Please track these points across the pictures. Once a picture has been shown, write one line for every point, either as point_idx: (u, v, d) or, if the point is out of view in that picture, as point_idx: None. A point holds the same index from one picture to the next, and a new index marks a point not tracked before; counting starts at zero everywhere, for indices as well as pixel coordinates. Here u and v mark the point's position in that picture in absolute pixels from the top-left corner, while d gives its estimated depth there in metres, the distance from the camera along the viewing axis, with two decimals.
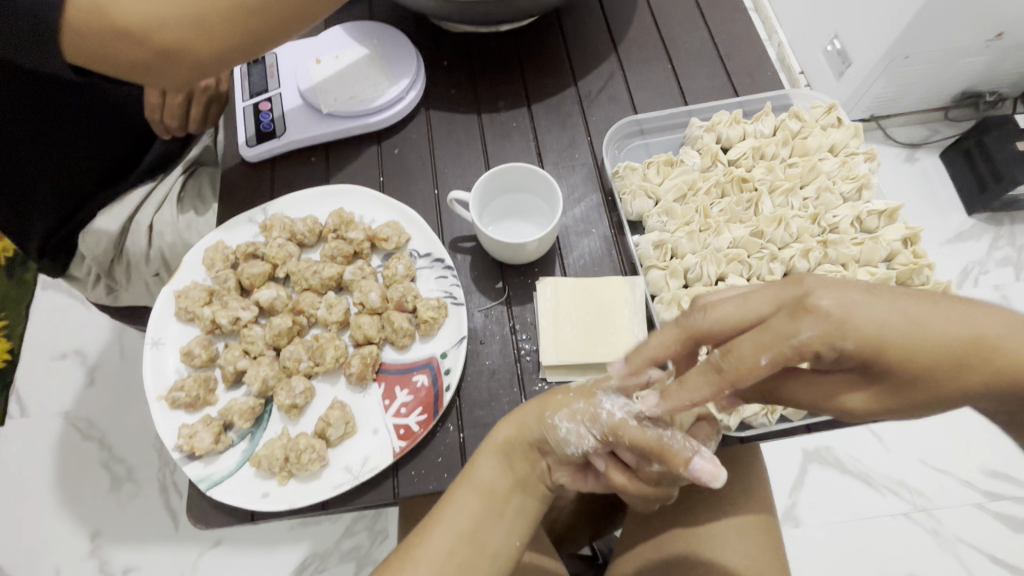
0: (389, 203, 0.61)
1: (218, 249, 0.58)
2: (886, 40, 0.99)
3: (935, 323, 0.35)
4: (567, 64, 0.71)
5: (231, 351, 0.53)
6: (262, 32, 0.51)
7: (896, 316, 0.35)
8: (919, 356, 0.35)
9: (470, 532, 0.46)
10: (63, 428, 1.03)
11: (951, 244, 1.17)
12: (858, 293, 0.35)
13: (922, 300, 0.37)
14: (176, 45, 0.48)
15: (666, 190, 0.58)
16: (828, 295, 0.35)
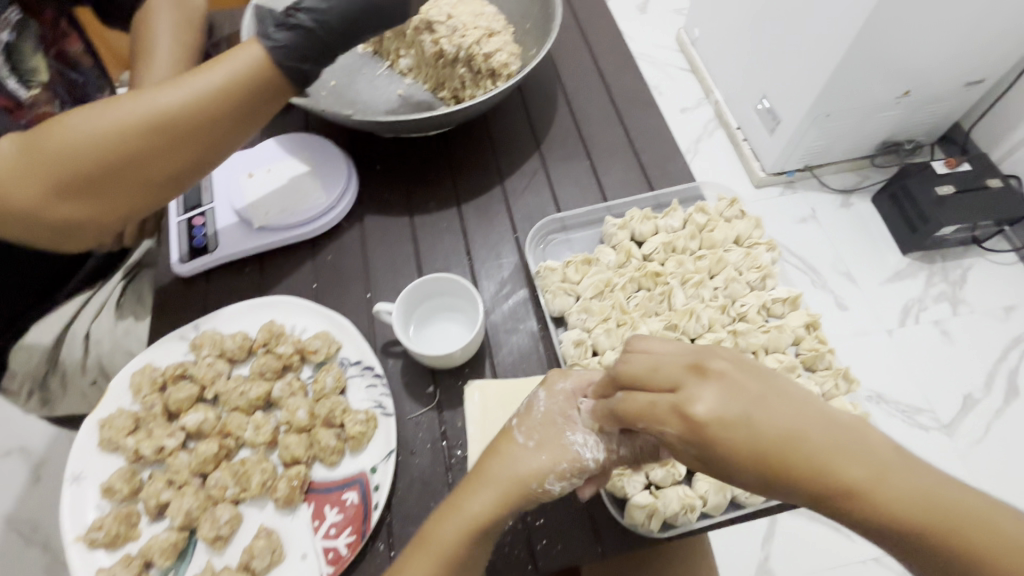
0: (319, 312, 0.62)
1: (145, 372, 0.58)
2: (807, 97, 0.93)
3: (808, 439, 0.33)
4: (493, 163, 0.75)
5: (154, 483, 0.52)
6: (139, 186, 0.56)
7: (772, 428, 0.33)
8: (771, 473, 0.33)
9: None
10: (6, 532, 0.99)
11: (894, 282, 1.05)
12: (734, 403, 0.33)
13: (799, 420, 0.33)
14: (88, 210, 0.56)
15: (584, 287, 0.62)
16: (707, 401, 0.33)
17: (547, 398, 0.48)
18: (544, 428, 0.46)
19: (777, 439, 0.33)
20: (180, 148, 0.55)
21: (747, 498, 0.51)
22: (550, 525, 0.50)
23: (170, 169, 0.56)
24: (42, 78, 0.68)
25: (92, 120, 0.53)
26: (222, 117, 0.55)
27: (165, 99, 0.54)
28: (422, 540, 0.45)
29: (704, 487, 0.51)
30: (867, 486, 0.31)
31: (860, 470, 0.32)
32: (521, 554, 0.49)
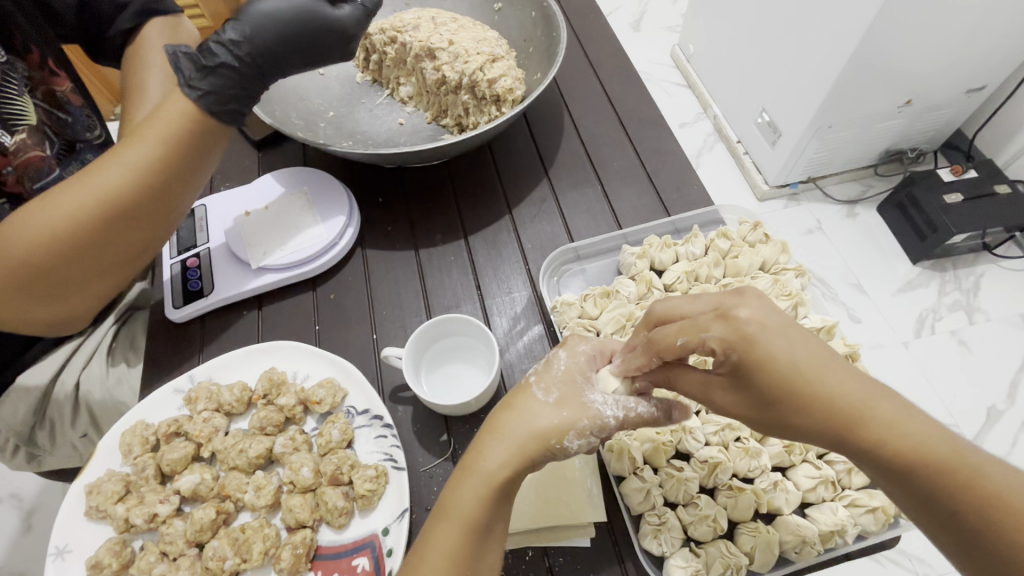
0: (324, 357, 0.58)
1: (137, 431, 0.54)
2: (809, 108, 0.88)
3: (818, 375, 0.35)
4: (501, 193, 0.72)
5: (147, 555, 0.48)
6: (117, 264, 0.54)
7: (804, 359, 0.35)
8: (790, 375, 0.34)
9: (463, 560, 0.38)
10: None
11: (905, 293, 0.98)
12: (777, 323, 0.36)
13: (814, 351, 0.35)
14: (65, 304, 0.54)
15: (605, 322, 0.57)
16: (747, 309, 0.36)
17: (567, 354, 0.44)
18: (568, 389, 0.42)
19: (801, 367, 0.35)
20: (138, 225, 0.53)
21: (797, 554, 0.46)
22: None
23: (135, 246, 0.54)
24: (29, 120, 0.66)
25: (33, 222, 0.48)
26: (168, 184, 0.53)
27: (105, 180, 0.50)
28: (444, 508, 0.39)
29: (749, 544, 0.46)
30: (853, 411, 0.34)
31: (854, 394, 0.34)
32: None
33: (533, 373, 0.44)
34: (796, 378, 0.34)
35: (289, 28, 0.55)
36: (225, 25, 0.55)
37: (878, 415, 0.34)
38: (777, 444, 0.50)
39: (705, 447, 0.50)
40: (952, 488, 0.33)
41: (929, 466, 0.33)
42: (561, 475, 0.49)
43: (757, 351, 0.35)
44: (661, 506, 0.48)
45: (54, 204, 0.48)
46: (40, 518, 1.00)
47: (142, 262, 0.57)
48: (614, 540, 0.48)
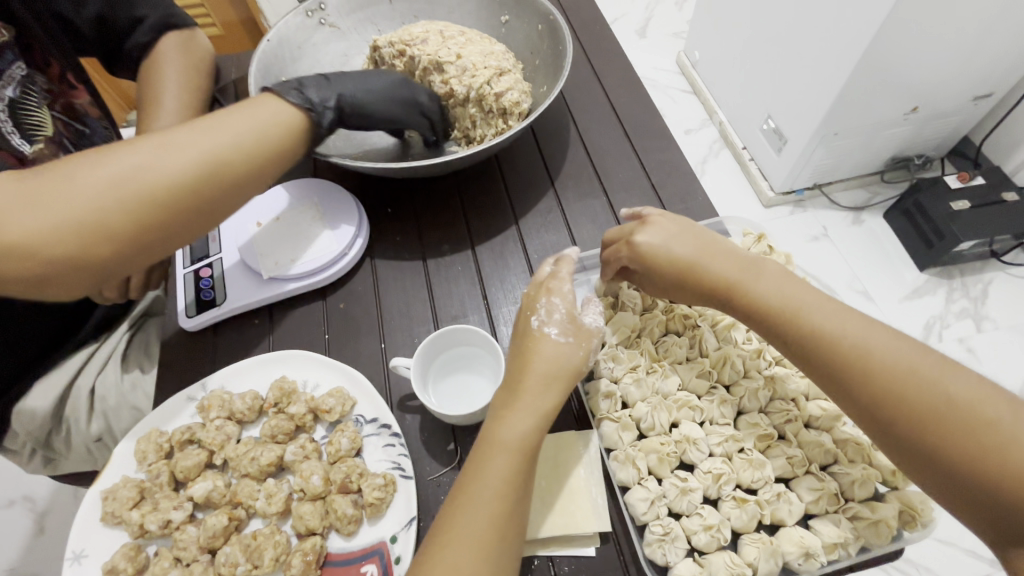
0: (334, 366, 0.59)
1: (151, 438, 0.55)
2: (815, 116, 0.88)
3: (702, 265, 0.52)
4: (507, 203, 0.73)
5: (160, 561, 0.49)
6: (175, 221, 0.51)
7: (688, 258, 0.52)
8: (682, 265, 0.52)
9: (514, 481, 0.44)
10: None
11: (911, 300, 0.98)
12: (671, 237, 0.54)
13: (706, 253, 0.52)
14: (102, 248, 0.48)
15: (610, 333, 0.58)
16: (648, 234, 0.54)
17: (563, 300, 0.52)
18: (575, 327, 0.51)
19: (690, 264, 0.52)
20: (203, 188, 0.51)
21: (800, 565, 0.46)
22: None
23: (183, 204, 0.51)
24: (46, 131, 0.67)
25: (107, 160, 0.48)
26: (249, 162, 0.54)
27: (188, 138, 0.52)
28: (493, 438, 0.47)
29: (752, 554, 0.46)
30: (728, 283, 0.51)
31: (734, 276, 0.51)
32: None
33: (540, 323, 0.51)
34: (683, 271, 0.52)
35: (385, 88, 0.66)
36: (314, 83, 0.62)
37: (755, 290, 0.49)
38: (779, 455, 0.51)
39: (707, 457, 0.51)
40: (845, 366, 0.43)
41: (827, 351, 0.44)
42: (565, 484, 0.50)
43: (740, 290, 0.50)
44: (665, 516, 0.49)
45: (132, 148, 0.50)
46: (53, 521, 1.02)
47: (194, 234, 0.54)
48: (619, 550, 0.49)
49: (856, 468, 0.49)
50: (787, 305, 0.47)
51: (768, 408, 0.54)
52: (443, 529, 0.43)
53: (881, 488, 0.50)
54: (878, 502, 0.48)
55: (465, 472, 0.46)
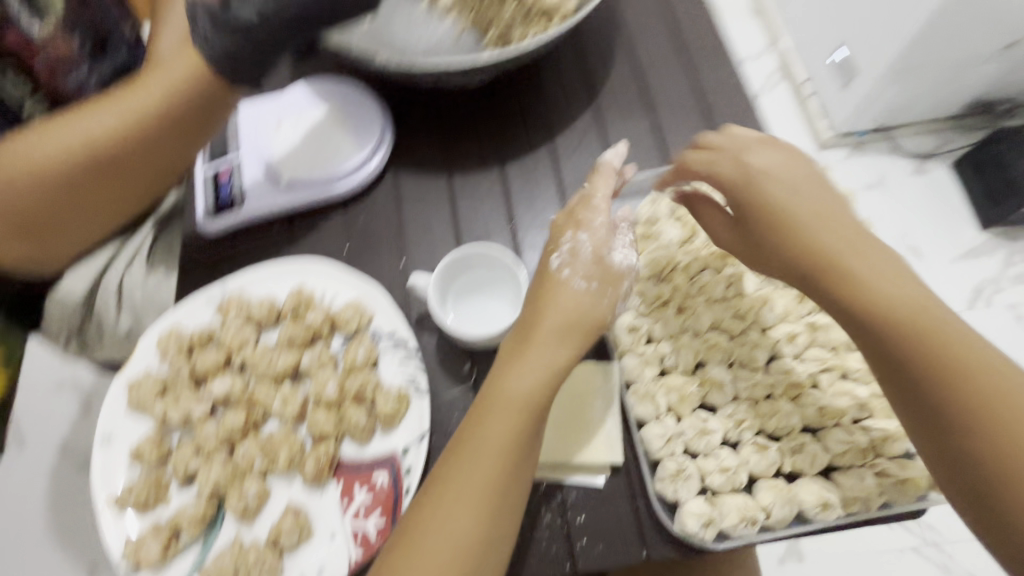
0: (353, 279, 0.58)
1: (172, 335, 0.55)
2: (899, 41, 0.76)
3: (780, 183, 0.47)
4: (542, 118, 0.67)
5: (183, 450, 0.51)
6: (95, 190, 0.56)
7: (762, 172, 0.48)
8: (754, 170, 0.48)
9: (513, 443, 0.44)
10: None
11: (963, 261, 0.90)
12: (754, 149, 0.49)
13: (786, 174, 0.48)
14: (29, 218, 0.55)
15: (642, 266, 0.54)
16: (754, 150, 0.49)
17: (590, 236, 0.50)
18: (601, 269, 0.49)
19: (754, 181, 0.47)
20: (65, 196, 0.55)
21: (815, 515, 0.45)
22: (591, 523, 0.48)
23: (88, 184, 0.55)
24: (56, 9, 0.60)
25: (27, 145, 0.54)
26: (132, 146, 0.55)
27: (65, 141, 0.54)
28: (497, 390, 0.46)
29: (768, 499, 0.45)
30: (802, 211, 0.45)
31: (805, 210, 0.46)
32: (559, 550, 0.48)
33: (561, 266, 0.49)
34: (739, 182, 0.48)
35: None
36: None
37: (830, 233, 0.44)
38: (810, 404, 0.48)
39: (729, 402, 0.49)
40: (918, 352, 0.40)
41: (904, 324, 0.41)
42: (580, 413, 0.49)
43: (804, 224, 0.45)
44: (680, 454, 0.48)
45: (26, 156, 0.54)
46: None
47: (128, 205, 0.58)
48: (629, 483, 0.48)
49: (892, 424, 0.47)
50: (840, 251, 0.44)
51: (803, 356, 0.51)
52: (439, 481, 0.44)
53: None
54: (909, 460, 0.46)
55: (459, 430, 0.46)
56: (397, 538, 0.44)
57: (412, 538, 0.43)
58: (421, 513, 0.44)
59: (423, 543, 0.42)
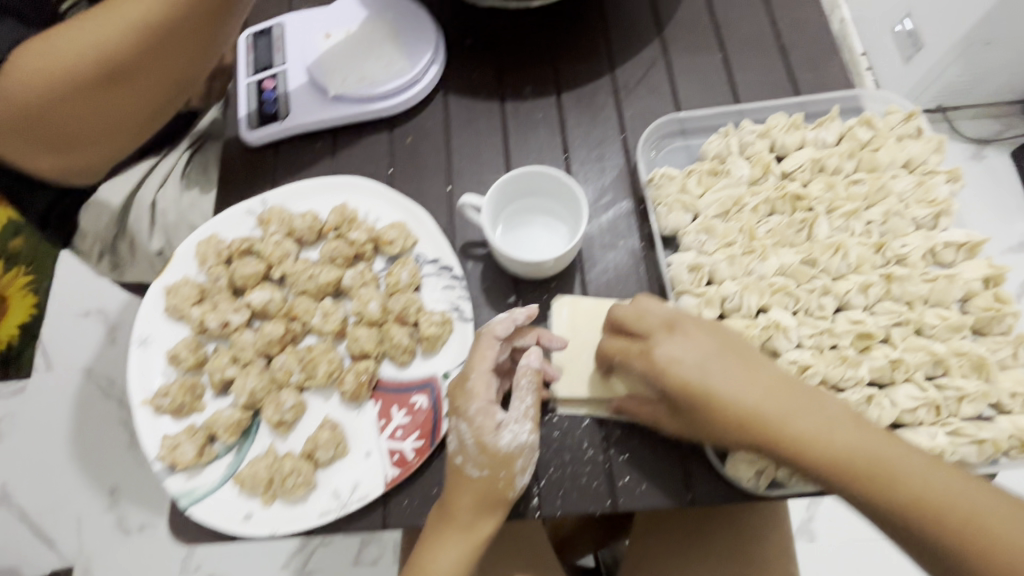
0: (398, 201, 0.55)
1: (211, 243, 0.54)
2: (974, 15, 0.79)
3: (733, 387, 0.37)
4: (604, 48, 0.63)
5: (220, 357, 0.49)
6: (125, 94, 0.49)
7: (720, 389, 0.37)
8: (712, 393, 0.37)
9: (489, 500, 0.42)
10: (84, 382, 1.15)
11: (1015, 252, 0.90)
12: (704, 354, 0.38)
13: (740, 364, 0.38)
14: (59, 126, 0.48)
15: (707, 204, 0.51)
16: (668, 345, 0.39)
17: (469, 425, 0.42)
18: (492, 457, 0.41)
19: (727, 406, 0.37)
20: (78, 113, 0.48)
21: None
22: (635, 463, 0.46)
23: (116, 88, 0.48)
24: None
25: (38, 46, 0.45)
26: (160, 43, 0.48)
27: (65, 52, 0.45)
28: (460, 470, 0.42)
29: None
30: (772, 416, 0.37)
31: (756, 402, 0.37)
32: (600, 486, 0.46)
33: (455, 451, 0.42)
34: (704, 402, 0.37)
35: None
36: None
37: (798, 427, 0.36)
38: (880, 357, 0.45)
39: (795, 348, 0.46)
40: (871, 483, 0.35)
41: (851, 462, 0.36)
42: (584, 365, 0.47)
43: (770, 428, 0.36)
44: None
45: (33, 61, 0.45)
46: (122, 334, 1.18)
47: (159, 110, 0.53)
48: None
49: (969, 383, 0.44)
50: (724, 382, 0.38)
51: (874, 309, 0.47)
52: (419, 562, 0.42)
53: (989, 411, 0.44)
54: (983, 422, 0.43)
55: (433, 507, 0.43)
56: (439, 505, 0.43)
57: (449, 507, 0.42)
58: (457, 483, 0.42)
59: (460, 510, 0.41)
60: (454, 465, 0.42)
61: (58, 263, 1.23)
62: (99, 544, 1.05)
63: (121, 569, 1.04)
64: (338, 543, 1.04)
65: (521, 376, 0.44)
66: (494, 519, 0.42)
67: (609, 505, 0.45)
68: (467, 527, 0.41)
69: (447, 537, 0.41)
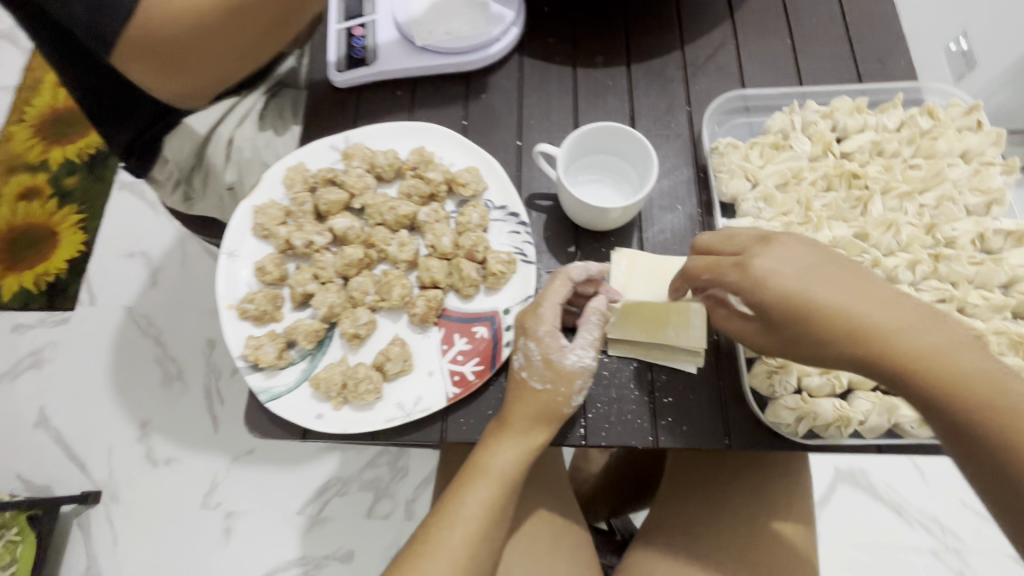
0: (472, 149, 0.59)
1: (299, 170, 0.58)
2: None
3: (842, 293, 0.37)
4: (676, 25, 0.66)
5: (302, 274, 0.54)
6: (236, 41, 0.55)
7: (827, 296, 0.37)
8: (816, 298, 0.37)
9: (545, 414, 0.47)
10: (125, 319, 1.21)
11: None
12: (811, 262, 0.38)
13: (847, 275, 0.38)
14: (180, 63, 0.54)
15: (767, 174, 0.54)
16: (770, 256, 0.39)
17: (538, 344, 0.47)
18: (552, 374, 0.47)
19: (832, 310, 0.37)
20: (186, 45, 0.52)
21: (909, 430, 0.46)
22: (677, 405, 0.49)
23: (231, 34, 0.53)
24: None
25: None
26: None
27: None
28: (522, 382, 0.47)
29: (865, 407, 0.47)
30: (880, 325, 0.36)
31: (874, 315, 0.36)
32: (644, 424, 0.49)
33: (520, 367, 0.48)
34: (812, 308, 0.37)
35: None
36: None
37: (910, 339, 0.36)
38: None
39: None
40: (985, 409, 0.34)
41: (968, 383, 0.35)
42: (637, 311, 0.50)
43: (881, 340, 0.36)
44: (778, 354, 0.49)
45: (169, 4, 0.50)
46: (164, 278, 1.24)
47: (255, 54, 0.58)
48: (718, 375, 0.50)
49: (1008, 359, 0.46)
50: (836, 296, 0.37)
51: (919, 286, 0.50)
52: (476, 464, 0.47)
53: None
54: None
55: (493, 421, 0.49)
56: (499, 415, 0.48)
57: (508, 413, 0.47)
58: (518, 394, 0.47)
59: (519, 416, 0.47)
60: (517, 378, 0.48)
61: (106, 206, 1.30)
62: (128, 472, 1.11)
63: (148, 497, 1.10)
64: (352, 494, 1.10)
65: (590, 315, 0.49)
66: (548, 429, 0.47)
67: (650, 441, 0.49)
68: (523, 434, 0.47)
69: (504, 440, 0.47)
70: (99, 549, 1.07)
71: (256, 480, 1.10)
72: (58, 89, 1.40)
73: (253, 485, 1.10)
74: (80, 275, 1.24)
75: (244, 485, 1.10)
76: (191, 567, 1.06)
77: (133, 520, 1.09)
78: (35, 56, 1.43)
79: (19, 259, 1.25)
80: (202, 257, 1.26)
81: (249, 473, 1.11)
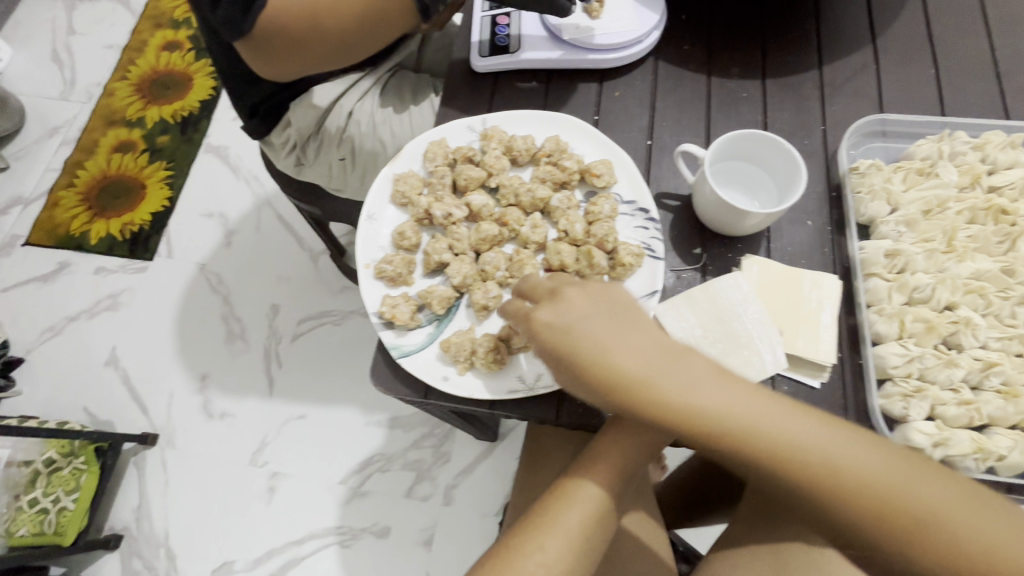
0: (604, 142, 0.60)
1: (441, 146, 0.60)
2: None
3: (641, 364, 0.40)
4: (814, 45, 0.66)
5: (439, 243, 0.57)
6: (316, 43, 0.58)
7: (642, 372, 0.40)
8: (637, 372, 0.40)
9: None
10: (197, 274, 1.27)
11: None
12: (608, 324, 0.42)
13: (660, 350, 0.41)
14: (267, 52, 0.59)
15: (910, 201, 0.54)
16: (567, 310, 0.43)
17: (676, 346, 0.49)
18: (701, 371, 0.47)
19: (654, 389, 0.39)
20: (271, 39, 0.57)
21: None
22: None
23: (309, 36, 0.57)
24: None
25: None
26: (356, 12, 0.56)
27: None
28: None
29: (1005, 441, 0.46)
30: (697, 405, 0.38)
31: (698, 395, 0.38)
32: None
33: None
34: (627, 378, 0.40)
35: None
36: None
37: (731, 424, 0.38)
38: None
39: (979, 345, 0.50)
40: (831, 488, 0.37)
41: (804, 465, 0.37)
42: (716, 315, 0.49)
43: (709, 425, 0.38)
44: (913, 381, 0.48)
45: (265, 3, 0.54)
46: (238, 241, 1.30)
47: (336, 57, 0.61)
48: (843, 391, 0.49)
49: None
50: (650, 368, 0.40)
51: None
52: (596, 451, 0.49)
53: None
54: None
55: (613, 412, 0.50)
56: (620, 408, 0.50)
57: None
58: None
59: None
60: None
61: (193, 167, 1.37)
62: (185, 421, 1.16)
63: (201, 447, 1.14)
64: (395, 471, 1.12)
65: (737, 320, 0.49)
66: None
67: None
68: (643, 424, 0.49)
69: (623, 431, 0.49)
70: (151, 490, 1.12)
71: (304, 443, 1.14)
72: (161, 54, 1.48)
73: (301, 448, 1.13)
74: (162, 228, 1.31)
75: (291, 447, 1.14)
76: (233, 520, 1.09)
77: (185, 467, 1.13)
78: (146, 21, 1.52)
79: (109, 206, 1.33)
80: (278, 225, 1.31)
81: (298, 437, 1.14)
